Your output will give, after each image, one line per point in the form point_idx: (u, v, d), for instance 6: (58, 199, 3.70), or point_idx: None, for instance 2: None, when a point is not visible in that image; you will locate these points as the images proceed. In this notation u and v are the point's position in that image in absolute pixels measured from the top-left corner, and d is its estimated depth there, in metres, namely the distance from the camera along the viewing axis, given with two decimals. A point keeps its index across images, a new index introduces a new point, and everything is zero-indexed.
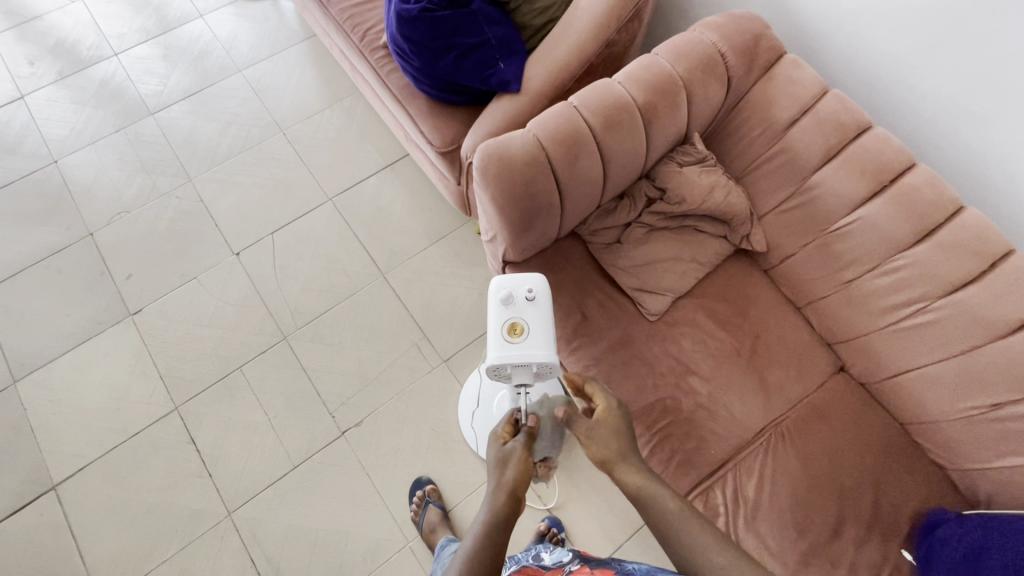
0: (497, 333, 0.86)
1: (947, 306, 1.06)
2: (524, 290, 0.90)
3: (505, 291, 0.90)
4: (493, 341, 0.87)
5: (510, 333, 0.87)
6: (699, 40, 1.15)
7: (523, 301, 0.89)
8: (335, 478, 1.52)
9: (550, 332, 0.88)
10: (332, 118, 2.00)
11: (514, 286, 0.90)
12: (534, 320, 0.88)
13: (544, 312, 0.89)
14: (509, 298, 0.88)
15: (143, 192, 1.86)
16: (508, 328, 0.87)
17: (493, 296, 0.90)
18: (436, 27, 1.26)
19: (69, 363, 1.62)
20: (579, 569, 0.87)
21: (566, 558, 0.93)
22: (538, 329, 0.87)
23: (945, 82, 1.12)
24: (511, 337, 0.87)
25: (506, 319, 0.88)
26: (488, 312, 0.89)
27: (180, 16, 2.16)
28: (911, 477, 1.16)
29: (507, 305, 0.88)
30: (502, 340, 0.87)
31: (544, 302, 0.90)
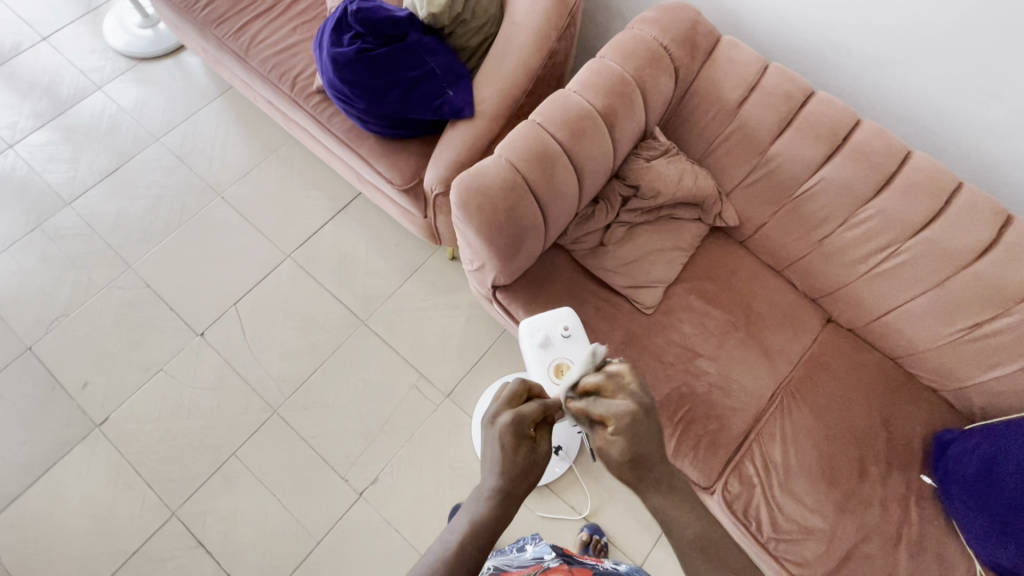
0: (546, 375, 0.93)
1: (916, 245, 1.13)
2: (558, 329, 0.98)
3: (540, 330, 0.98)
4: (543, 383, 0.93)
5: (557, 372, 0.93)
6: (641, 37, 1.18)
7: (560, 340, 0.98)
8: (363, 542, 1.46)
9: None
10: (270, 171, 1.90)
11: (548, 328, 0.99)
12: (576, 355, 0.95)
13: (582, 346, 0.97)
14: (546, 339, 0.96)
15: (79, 289, 1.70)
16: (554, 368, 0.94)
17: (532, 342, 0.97)
18: (376, 66, 1.22)
19: (38, 495, 1.47)
20: (558, 565, 0.85)
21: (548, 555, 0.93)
22: (582, 361, 0.94)
23: (868, 38, 1.19)
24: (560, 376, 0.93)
25: (550, 361, 0.95)
26: (531, 358, 0.96)
27: (75, 92, 1.98)
28: (913, 406, 1.24)
29: (546, 346, 0.96)
30: (553, 382, 0.93)
31: (579, 336, 0.98)
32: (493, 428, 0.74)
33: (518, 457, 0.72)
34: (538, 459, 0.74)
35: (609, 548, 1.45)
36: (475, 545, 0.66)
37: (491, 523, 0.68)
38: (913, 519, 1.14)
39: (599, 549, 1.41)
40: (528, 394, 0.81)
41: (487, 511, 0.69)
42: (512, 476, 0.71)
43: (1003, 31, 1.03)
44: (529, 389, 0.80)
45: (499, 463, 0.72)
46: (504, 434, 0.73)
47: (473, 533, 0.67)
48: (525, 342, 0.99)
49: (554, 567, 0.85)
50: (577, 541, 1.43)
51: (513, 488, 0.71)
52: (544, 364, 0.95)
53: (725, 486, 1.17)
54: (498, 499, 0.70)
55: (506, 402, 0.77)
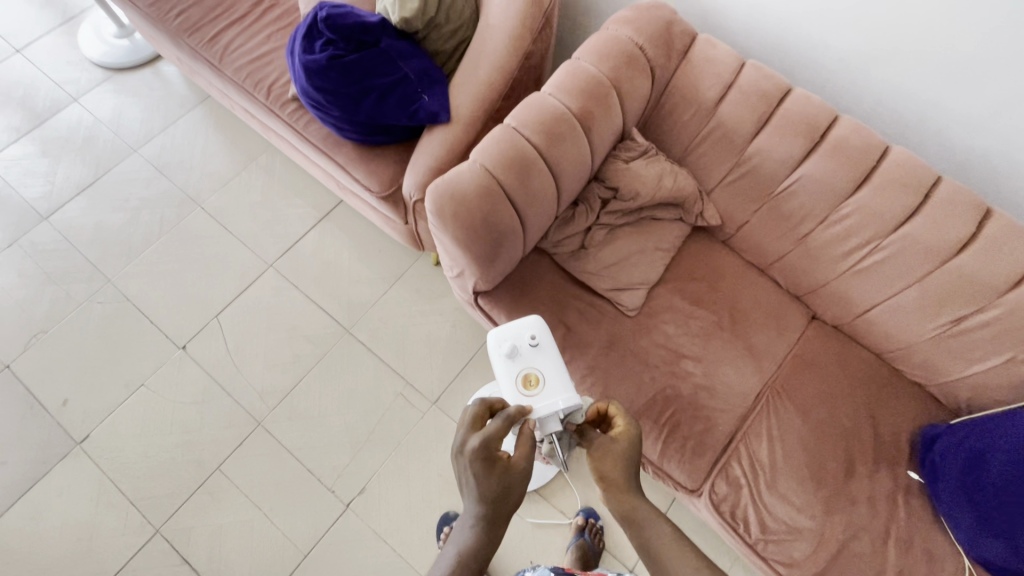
0: (512, 388, 0.87)
1: (896, 240, 1.13)
2: (526, 338, 0.92)
3: (507, 340, 0.91)
4: (509, 397, 0.87)
5: (524, 385, 0.87)
6: (616, 37, 1.17)
7: (528, 349, 0.91)
8: (351, 554, 1.44)
9: (563, 372, 0.89)
10: (251, 179, 1.88)
11: (515, 337, 0.92)
12: (544, 366, 0.89)
13: (551, 355, 0.90)
14: (513, 349, 0.90)
15: (57, 305, 1.68)
16: (522, 380, 0.88)
17: (498, 352, 0.91)
18: (349, 73, 1.21)
19: (19, 516, 1.44)
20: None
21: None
22: (551, 373, 0.88)
23: (843, 33, 1.19)
24: (527, 389, 0.87)
25: (517, 372, 0.89)
26: (497, 370, 0.90)
27: (50, 104, 1.95)
28: (900, 402, 1.23)
29: (513, 358, 0.89)
30: (520, 394, 0.87)
31: (548, 345, 0.91)
32: (461, 456, 0.72)
33: (491, 482, 0.70)
34: (514, 480, 0.73)
35: (604, 531, 1.46)
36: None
37: (477, 551, 0.69)
38: (901, 515, 1.13)
39: (594, 533, 1.42)
40: (490, 413, 0.79)
41: (470, 541, 0.70)
42: (494, 503, 0.71)
43: (977, 24, 1.02)
44: (491, 406, 0.80)
45: (475, 491, 0.71)
46: (472, 461, 0.71)
47: (461, 565, 0.68)
48: (491, 351, 0.92)
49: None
50: (573, 525, 1.44)
51: (492, 514, 0.71)
52: (512, 376, 0.89)
53: (712, 488, 1.16)
54: (480, 527, 0.71)
55: (471, 427, 0.75)
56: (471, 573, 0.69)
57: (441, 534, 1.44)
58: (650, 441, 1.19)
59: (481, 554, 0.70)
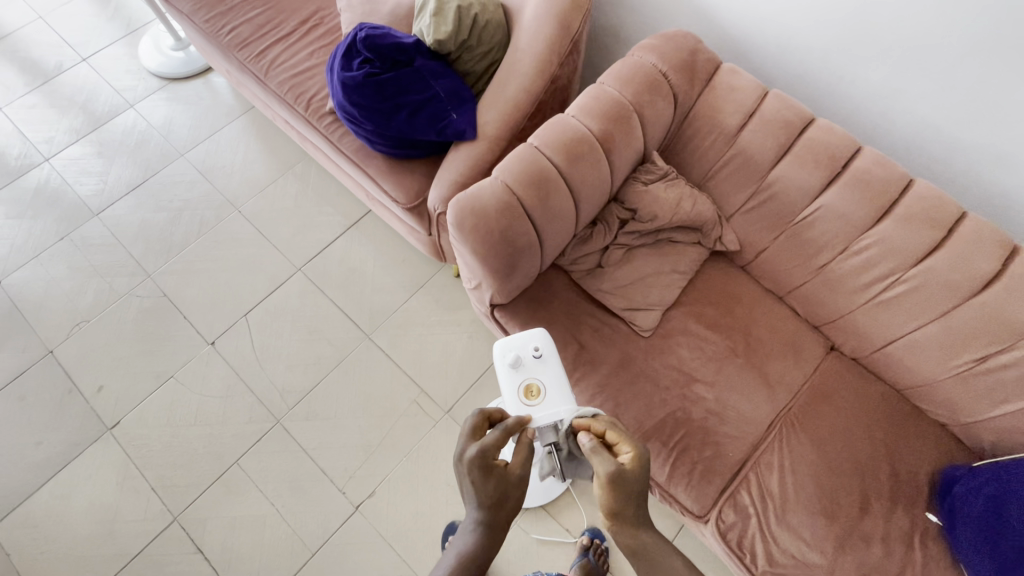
0: (514, 398, 0.90)
1: (919, 274, 1.11)
2: (530, 349, 0.95)
3: (510, 351, 0.94)
4: (511, 405, 0.90)
5: (526, 395, 0.90)
6: (640, 64, 1.20)
7: (531, 360, 0.94)
8: (357, 557, 1.46)
9: (564, 385, 0.92)
10: (287, 186, 1.97)
11: (519, 348, 0.95)
12: (547, 377, 0.92)
13: (554, 368, 0.93)
14: (517, 360, 0.93)
15: (100, 296, 1.78)
16: (524, 390, 0.91)
17: (503, 362, 0.94)
18: (383, 90, 1.27)
19: (49, 495, 1.52)
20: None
21: None
22: (552, 385, 0.91)
23: (870, 66, 1.20)
24: (529, 399, 0.90)
25: (520, 382, 0.92)
26: (501, 379, 0.93)
27: (108, 110, 2.09)
28: (920, 441, 1.20)
29: (517, 368, 0.92)
30: (522, 403, 0.90)
31: (551, 358, 0.94)
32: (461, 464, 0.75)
33: (489, 487, 0.73)
34: (512, 487, 0.74)
35: (608, 553, 1.44)
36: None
37: (477, 555, 0.71)
38: (917, 558, 1.09)
39: (599, 554, 1.40)
40: (488, 422, 0.82)
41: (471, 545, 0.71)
42: (493, 507, 0.73)
43: (1006, 61, 1.02)
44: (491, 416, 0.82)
45: (474, 496, 0.73)
46: (472, 468, 0.73)
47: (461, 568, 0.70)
48: (496, 361, 0.95)
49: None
50: (577, 544, 1.42)
51: (491, 519, 0.73)
52: (514, 386, 0.92)
53: (719, 516, 1.14)
54: (480, 530, 0.72)
55: (470, 436, 0.78)
56: None
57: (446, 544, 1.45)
58: (658, 463, 1.18)
59: (482, 557, 0.71)
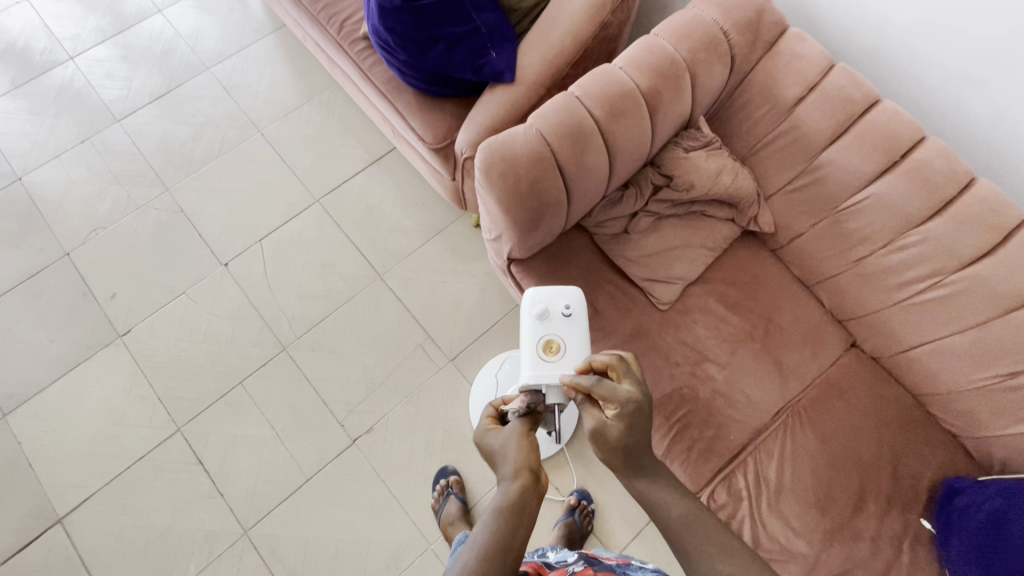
0: (532, 348, 0.87)
1: (962, 279, 1.06)
2: (559, 306, 0.94)
3: (540, 303, 0.93)
4: (528, 356, 0.87)
5: (545, 349, 0.88)
6: (700, 18, 1.11)
7: (559, 316, 0.93)
8: (350, 488, 1.50)
9: (585, 349, 0.90)
10: (311, 114, 1.91)
11: (549, 302, 0.94)
12: (570, 336, 0.90)
13: (579, 329, 0.92)
14: (544, 313, 0.92)
15: (118, 205, 1.77)
16: (544, 345, 0.88)
17: (530, 311, 0.93)
18: (422, 17, 1.18)
19: (60, 392, 1.56)
20: (584, 570, 0.80)
21: (571, 558, 0.86)
22: (573, 346, 0.89)
23: (952, 48, 1.10)
24: (547, 354, 0.87)
25: (542, 335, 0.90)
26: (524, 326, 0.91)
27: (136, 12, 2.02)
28: (928, 448, 1.17)
29: (543, 320, 0.91)
30: (538, 357, 0.87)
31: (579, 319, 0.93)
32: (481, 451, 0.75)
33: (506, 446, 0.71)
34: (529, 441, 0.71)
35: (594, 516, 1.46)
36: (505, 532, 0.61)
37: (522, 502, 0.64)
38: (903, 561, 1.09)
39: (584, 515, 1.43)
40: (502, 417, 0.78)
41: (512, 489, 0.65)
42: (527, 455, 0.69)
43: None
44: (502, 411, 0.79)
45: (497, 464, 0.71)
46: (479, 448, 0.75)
47: (501, 517, 0.63)
48: (523, 310, 0.94)
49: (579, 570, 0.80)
50: (565, 504, 1.45)
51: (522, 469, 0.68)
52: (535, 337, 0.90)
53: (712, 495, 1.14)
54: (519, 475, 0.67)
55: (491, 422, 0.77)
56: (512, 527, 0.62)
57: (436, 486, 1.48)
58: (657, 436, 1.18)
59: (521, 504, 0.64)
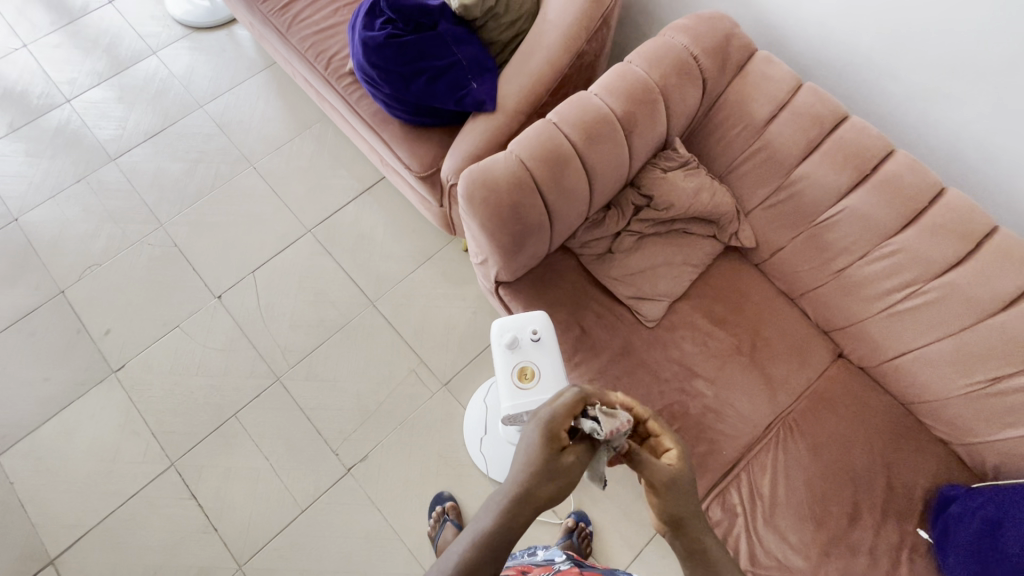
0: (507, 380, 0.93)
1: (938, 287, 1.08)
2: (528, 332, 0.97)
3: (509, 332, 0.97)
4: (504, 386, 0.93)
5: (519, 378, 0.94)
6: (670, 44, 1.15)
7: (528, 342, 0.96)
8: (345, 517, 1.49)
9: (556, 370, 0.95)
10: (302, 147, 1.96)
11: (518, 329, 0.97)
12: (540, 361, 0.95)
13: (548, 351, 0.96)
14: (514, 342, 0.95)
15: (113, 242, 1.80)
16: (518, 373, 0.94)
17: (500, 342, 0.97)
18: (404, 53, 1.25)
19: (53, 430, 1.56)
20: (568, 569, 0.84)
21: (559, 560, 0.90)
22: (545, 370, 0.95)
23: (913, 64, 1.14)
24: (522, 381, 0.93)
25: (515, 363, 0.95)
26: (496, 358, 0.96)
27: (132, 54, 2.08)
28: (920, 456, 1.17)
29: (513, 349, 0.95)
30: (513, 386, 0.93)
31: (548, 342, 0.97)
32: (542, 426, 0.70)
33: (546, 454, 0.69)
34: (569, 468, 0.70)
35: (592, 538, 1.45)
36: (487, 553, 0.62)
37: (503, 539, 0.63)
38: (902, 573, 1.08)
39: (582, 538, 1.42)
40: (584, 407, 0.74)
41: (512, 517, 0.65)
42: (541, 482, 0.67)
43: None
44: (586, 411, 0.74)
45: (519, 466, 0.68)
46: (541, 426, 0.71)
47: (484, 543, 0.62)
48: (493, 340, 0.97)
49: (564, 569, 0.85)
50: (562, 526, 1.43)
51: (526, 497, 0.66)
52: (508, 367, 0.95)
53: (707, 511, 1.15)
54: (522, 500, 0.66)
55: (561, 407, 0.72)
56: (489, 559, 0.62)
57: (432, 513, 1.47)
58: None
59: (508, 530, 0.64)
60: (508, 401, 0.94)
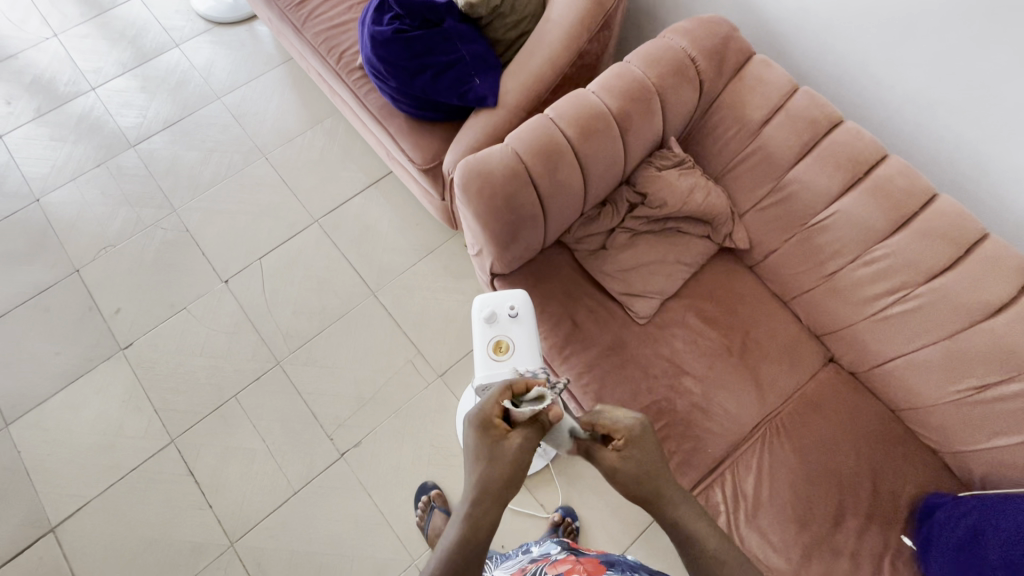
0: (483, 352, 0.95)
1: (927, 292, 1.08)
2: (506, 308, 0.99)
3: (488, 306, 0.99)
4: (480, 357, 0.95)
5: (495, 350, 0.96)
6: (669, 46, 1.17)
7: (505, 318, 0.99)
8: (337, 501, 1.51)
9: (533, 345, 0.97)
10: (314, 140, 2.01)
11: (496, 306, 0.99)
12: (517, 335, 0.97)
13: (526, 327, 0.98)
14: (492, 317, 0.98)
15: (128, 225, 1.86)
16: (494, 345, 0.96)
17: (478, 315, 0.98)
18: (411, 48, 1.29)
19: (61, 403, 1.61)
20: (563, 557, 0.87)
21: (554, 550, 0.93)
22: (522, 345, 0.96)
23: (910, 72, 1.15)
24: (498, 354, 0.96)
25: (491, 337, 0.97)
26: (474, 330, 0.97)
27: (155, 46, 2.16)
28: (908, 463, 1.17)
29: (491, 323, 0.97)
30: (489, 357, 0.96)
31: (525, 319, 0.99)
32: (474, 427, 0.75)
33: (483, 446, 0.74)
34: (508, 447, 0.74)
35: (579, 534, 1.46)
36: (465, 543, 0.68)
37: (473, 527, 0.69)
38: None
39: (568, 532, 1.43)
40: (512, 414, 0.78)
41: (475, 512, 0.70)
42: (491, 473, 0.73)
43: None
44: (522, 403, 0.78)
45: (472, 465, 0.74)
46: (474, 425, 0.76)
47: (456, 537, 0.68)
48: (472, 313, 0.99)
49: (560, 558, 0.86)
50: (549, 520, 1.45)
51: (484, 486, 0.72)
52: (485, 338, 0.97)
53: None
54: (480, 498, 0.71)
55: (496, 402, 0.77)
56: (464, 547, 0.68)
57: (419, 503, 1.49)
58: None
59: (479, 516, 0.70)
60: (484, 372, 0.95)
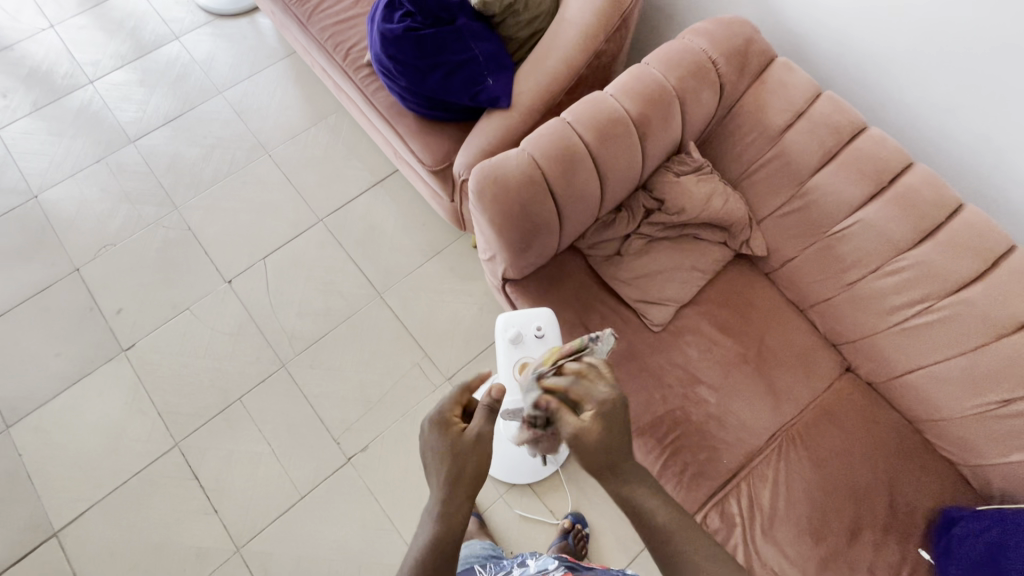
0: (511, 371, 1.12)
1: (951, 304, 1.06)
2: (532, 328, 1.14)
3: (514, 326, 1.13)
4: (506, 373, 1.13)
5: (521, 367, 1.12)
6: (689, 48, 1.14)
7: (531, 336, 1.13)
8: (343, 506, 1.50)
9: None
10: (318, 136, 1.97)
11: (523, 324, 1.14)
12: (539, 355, 1.13)
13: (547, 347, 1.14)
14: (518, 336, 1.13)
15: (128, 223, 1.82)
16: (519, 364, 1.12)
17: (505, 334, 1.13)
18: (422, 46, 1.25)
19: (62, 405, 1.59)
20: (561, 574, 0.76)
21: (551, 565, 0.82)
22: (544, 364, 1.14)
23: (935, 77, 1.12)
24: (522, 370, 1.12)
25: (518, 355, 1.12)
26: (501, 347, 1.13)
27: (155, 39, 2.11)
28: (925, 476, 1.15)
29: (517, 342, 1.13)
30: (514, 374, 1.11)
31: (548, 338, 1.14)
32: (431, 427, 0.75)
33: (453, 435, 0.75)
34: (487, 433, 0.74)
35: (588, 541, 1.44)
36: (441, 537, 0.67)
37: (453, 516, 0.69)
38: None
39: (578, 539, 1.41)
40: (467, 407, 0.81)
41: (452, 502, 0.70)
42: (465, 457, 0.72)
43: None
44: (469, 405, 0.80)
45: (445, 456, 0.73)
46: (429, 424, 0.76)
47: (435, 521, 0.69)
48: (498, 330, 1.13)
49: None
50: (559, 527, 1.43)
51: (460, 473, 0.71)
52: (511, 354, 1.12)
53: (705, 519, 1.13)
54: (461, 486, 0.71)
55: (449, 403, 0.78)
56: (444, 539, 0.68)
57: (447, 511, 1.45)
58: (649, 459, 1.17)
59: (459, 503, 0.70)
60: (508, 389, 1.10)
